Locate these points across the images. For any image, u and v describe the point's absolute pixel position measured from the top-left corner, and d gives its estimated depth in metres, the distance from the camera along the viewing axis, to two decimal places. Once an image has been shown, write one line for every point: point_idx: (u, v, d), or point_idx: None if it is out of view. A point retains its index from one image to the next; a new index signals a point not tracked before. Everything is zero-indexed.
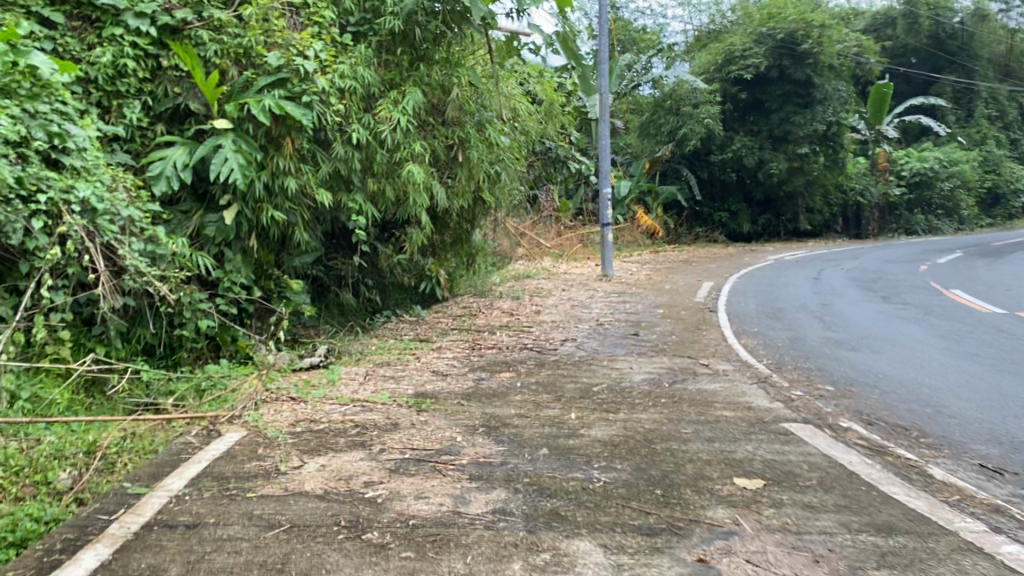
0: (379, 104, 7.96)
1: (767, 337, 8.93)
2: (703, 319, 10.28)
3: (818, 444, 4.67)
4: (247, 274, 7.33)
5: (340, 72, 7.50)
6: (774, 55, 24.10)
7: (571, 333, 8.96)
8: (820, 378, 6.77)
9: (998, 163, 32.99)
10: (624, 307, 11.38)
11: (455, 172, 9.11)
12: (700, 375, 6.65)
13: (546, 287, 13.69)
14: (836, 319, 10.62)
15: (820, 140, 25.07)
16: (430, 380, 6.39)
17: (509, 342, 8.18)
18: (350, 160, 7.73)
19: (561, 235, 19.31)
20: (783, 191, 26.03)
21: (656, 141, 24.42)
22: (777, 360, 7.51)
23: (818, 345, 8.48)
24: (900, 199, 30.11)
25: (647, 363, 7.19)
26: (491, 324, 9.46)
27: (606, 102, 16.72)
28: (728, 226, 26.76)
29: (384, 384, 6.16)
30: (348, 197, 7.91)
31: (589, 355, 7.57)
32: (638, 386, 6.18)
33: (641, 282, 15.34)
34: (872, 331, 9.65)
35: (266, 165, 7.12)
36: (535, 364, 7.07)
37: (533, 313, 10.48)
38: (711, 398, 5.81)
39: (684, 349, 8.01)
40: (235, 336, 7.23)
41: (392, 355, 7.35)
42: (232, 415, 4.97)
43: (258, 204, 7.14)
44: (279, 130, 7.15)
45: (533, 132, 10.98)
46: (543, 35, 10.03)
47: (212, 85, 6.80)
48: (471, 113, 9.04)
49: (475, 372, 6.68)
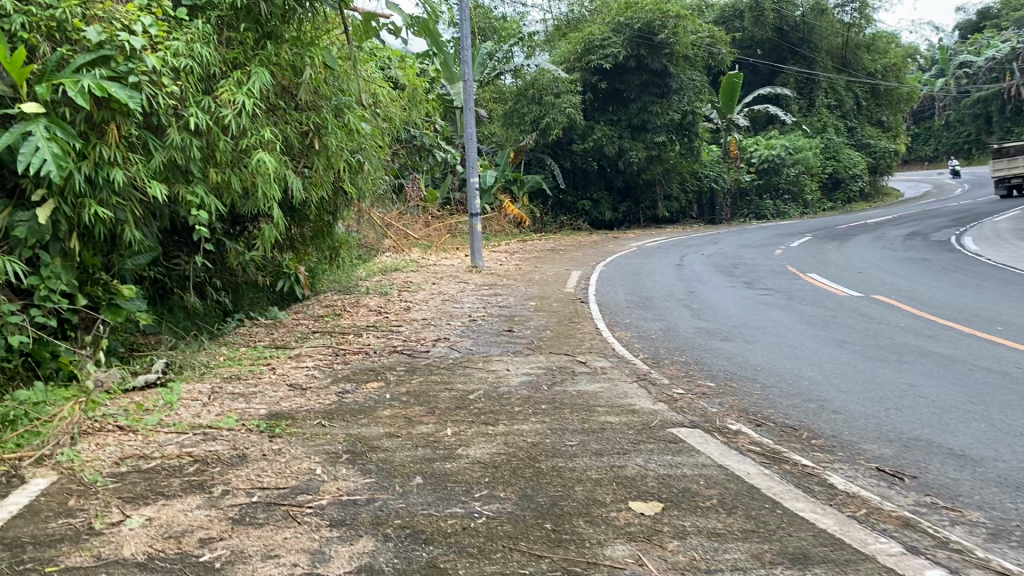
0: (221, 85, 7.16)
1: (642, 328, 8.73)
2: (576, 311, 9.98)
3: (711, 453, 4.32)
4: (69, 280, 6.41)
5: (174, 50, 6.67)
6: (631, 45, 24.26)
7: (442, 332, 8.43)
8: (701, 372, 6.49)
9: (838, 150, 34.82)
10: (495, 301, 10.96)
11: (311, 161, 8.39)
12: (580, 375, 6.26)
13: (414, 281, 13.09)
14: (706, 307, 10.55)
15: (677, 128, 25.57)
16: (285, 395, 5.70)
17: (375, 346, 7.56)
18: (189, 149, 6.91)
19: (428, 225, 18.78)
20: (643, 179, 26.42)
21: (519, 130, 24.11)
22: (655, 355, 7.22)
23: (692, 336, 8.29)
24: (751, 185, 31.22)
25: (524, 364, 6.74)
26: (355, 325, 8.80)
27: (470, 89, 16.22)
28: (592, 214, 26.84)
29: (231, 404, 5.43)
30: (186, 189, 7.07)
31: (463, 357, 7.06)
32: (516, 392, 5.72)
33: (512, 273, 14.98)
34: (742, 319, 9.61)
35: (87, 154, 6.21)
36: (404, 371, 6.50)
37: (401, 311, 9.88)
38: (595, 401, 5.40)
39: (560, 345, 7.63)
40: (55, 352, 6.33)
41: (243, 367, 6.60)
42: (39, 454, 4.17)
43: (79, 200, 6.24)
44: (103, 115, 6.28)
45: (395, 118, 10.35)
46: (403, 15, 9.35)
47: (17, 63, 5.82)
48: (326, 97, 8.34)
49: (339, 384, 6.05)
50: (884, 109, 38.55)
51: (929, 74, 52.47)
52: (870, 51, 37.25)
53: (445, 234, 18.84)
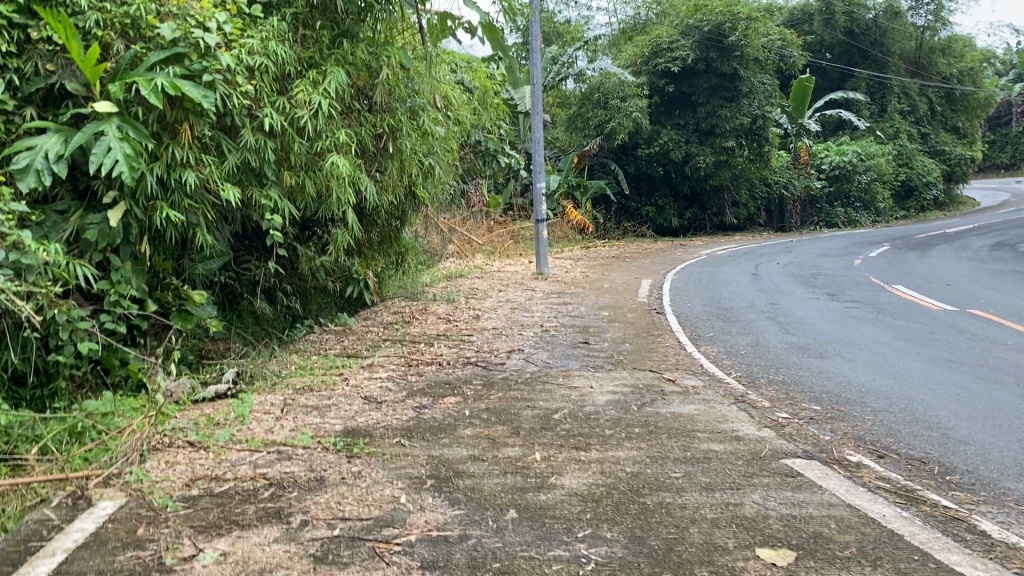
0: (296, 85, 6.91)
1: (728, 343, 8.25)
2: (654, 323, 9.51)
3: (836, 489, 3.86)
4: (139, 285, 6.22)
5: (249, 47, 6.44)
6: (701, 47, 23.63)
7: (515, 344, 8.03)
8: (803, 395, 6.01)
9: (912, 157, 33.51)
10: (567, 310, 10.53)
11: (384, 164, 8.11)
12: (670, 394, 5.81)
13: (480, 288, 12.79)
14: (792, 320, 10.01)
15: (746, 133, 24.85)
16: (360, 410, 5.38)
17: (447, 358, 7.19)
18: (262, 151, 6.69)
19: (491, 231, 18.53)
20: (710, 185, 25.73)
21: (583, 135, 23.69)
22: (748, 373, 6.74)
23: (783, 353, 7.79)
24: (821, 192, 30.28)
25: (607, 380, 6.30)
26: (426, 334, 8.49)
27: (538, 92, 15.77)
28: (656, 220, 26.22)
29: (305, 419, 5.14)
30: (259, 192, 6.83)
31: (541, 371, 6.67)
32: (604, 412, 5.29)
33: (579, 281, 14.54)
34: (833, 334, 9.05)
35: (159, 156, 6.01)
36: (481, 385, 6.12)
37: (471, 320, 9.52)
38: (695, 425, 4.98)
39: (643, 360, 7.18)
40: (125, 359, 6.16)
41: (315, 378, 6.31)
42: (110, 473, 3.93)
43: (151, 202, 6.04)
44: (176, 115, 6.08)
45: (465, 121, 10.03)
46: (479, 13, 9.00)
47: (91, 61, 5.66)
48: (401, 98, 8.05)
49: (415, 398, 5.71)
50: (960, 114, 36.94)
51: (1007, 79, 50.30)
52: (946, 55, 35.80)
53: (508, 240, 18.53)
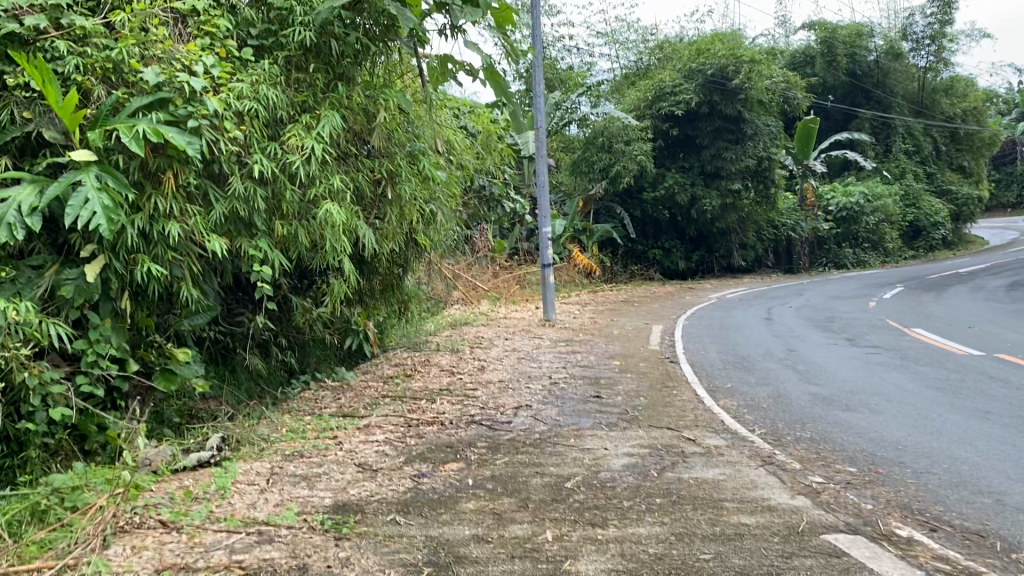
0: (289, 130, 6.58)
1: (748, 395, 7.79)
2: (668, 374, 9.06)
3: (889, 573, 3.40)
4: (119, 343, 5.81)
5: (237, 92, 6.11)
6: (704, 91, 23.49)
7: (522, 399, 7.57)
8: (834, 454, 5.54)
9: (918, 197, 33.24)
10: (576, 360, 10.07)
11: (383, 212, 7.76)
12: (692, 457, 5.35)
13: (485, 336, 12.38)
14: (813, 369, 9.54)
15: (753, 175, 24.63)
16: (354, 479, 4.93)
17: (449, 416, 6.72)
18: (252, 199, 6.33)
19: (496, 276, 18.16)
20: (717, 228, 25.40)
21: (588, 179, 23.41)
22: (774, 430, 6.27)
23: (807, 405, 7.32)
24: (828, 233, 29.93)
25: (621, 440, 5.83)
26: (428, 388, 8.04)
27: (542, 136, 15.48)
28: (664, 264, 25.84)
29: (293, 491, 4.69)
30: (249, 243, 6.47)
31: (550, 430, 6.21)
32: (621, 479, 4.83)
33: (587, 328, 14.09)
34: (857, 383, 8.58)
35: (142, 206, 5.66)
36: (486, 448, 5.67)
37: (476, 372, 9.07)
38: (723, 495, 4.50)
39: (659, 416, 6.72)
40: (102, 424, 5.74)
41: (308, 441, 5.87)
42: (66, 564, 3.51)
43: (132, 256, 5.67)
44: (159, 162, 5.72)
45: (468, 165, 9.70)
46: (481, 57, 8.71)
47: (69, 107, 5.33)
48: (400, 143, 7.70)
49: (413, 464, 5.25)
50: (966, 153, 36.48)
51: (1009, 119, 50.37)
52: (948, 95, 35.91)
53: (514, 284, 18.15)
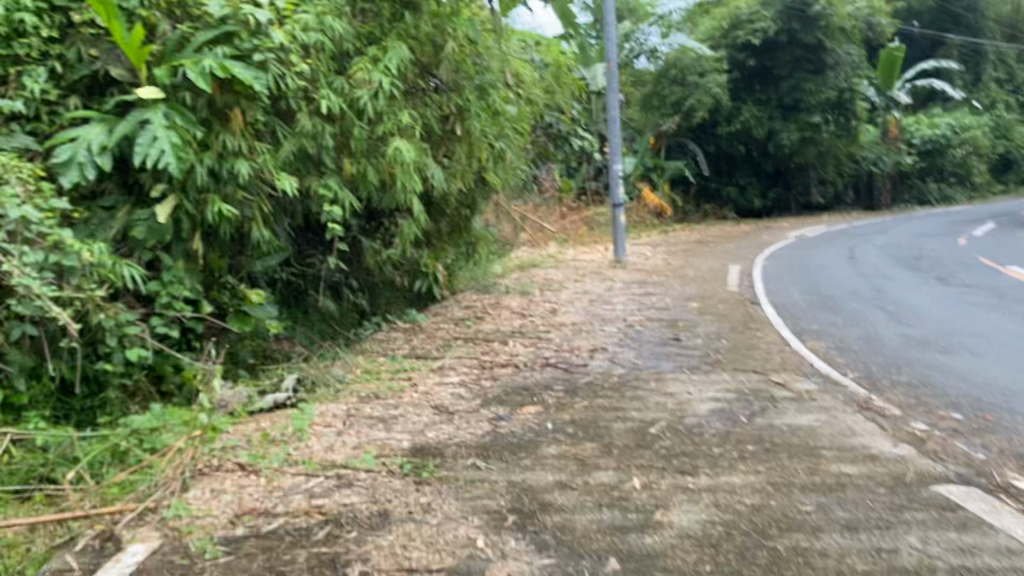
0: (356, 63, 6.35)
1: (836, 337, 7.41)
2: (749, 316, 8.70)
3: (1013, 529, 3.11)
4: (193, 285, 5.76)
5: (303, 23, 5.89)
6: (783, 18, 22.42)
7: (598, 341, 7.33)
8: (937, 400, 5.17)
9: (1009, 129, 31.48)
10: (651, 302, 9.77)
11: (452, 149, 7.52)
12: (782, 403, 5.06)
13: (555, 277, 12.14)
14: (904, 309, 9.05)
15: (833, 107, 23.58)
16: (429, 422, 4.79)
17: (523, 358, 6.54)
18: (321, 136, 6.14)
19: (565, 216, 17.80)
20: (795, 163, 24.45)
21: (660, 114, 22.72)
22: (868, 374, 5.92)
23: (901, 347, 6.91)
24: (912, 168, 28.59)
25: (706, 385, 5.56)
26: (500, 330, 7.87)
27: (614, 69, 14.96)
28: (738, 202, 25.04)
29: (369, 433, 4.58)
30: (319, 182, 6.32)
31: (629, 374, 5.98)
32: (709, 425, 4.59)
33: (661, 269, 13.71)
34: (954, 324, 8.09)
35: (210, 144, 5.53)
36: (564, 391, 5.47)
37: (548, 313, 8.86)
38: (821, 442, 4.23)
39: (743, 360, 6.42)
40: (179, 365, 5.73)
41: (382, 383, 5.76)
42: (145, 507, 3.47)
43: (202, 195, 5.56)
44: (226, 100, 5.57)
45: (537, 100, 9.37)
46: None
47: (135, 43, 5.19)
48: (470, 76, 7.39)
49: (490, 408, 5.08)
50: None
51: None
52: None
53: (583, 225, 17.78)
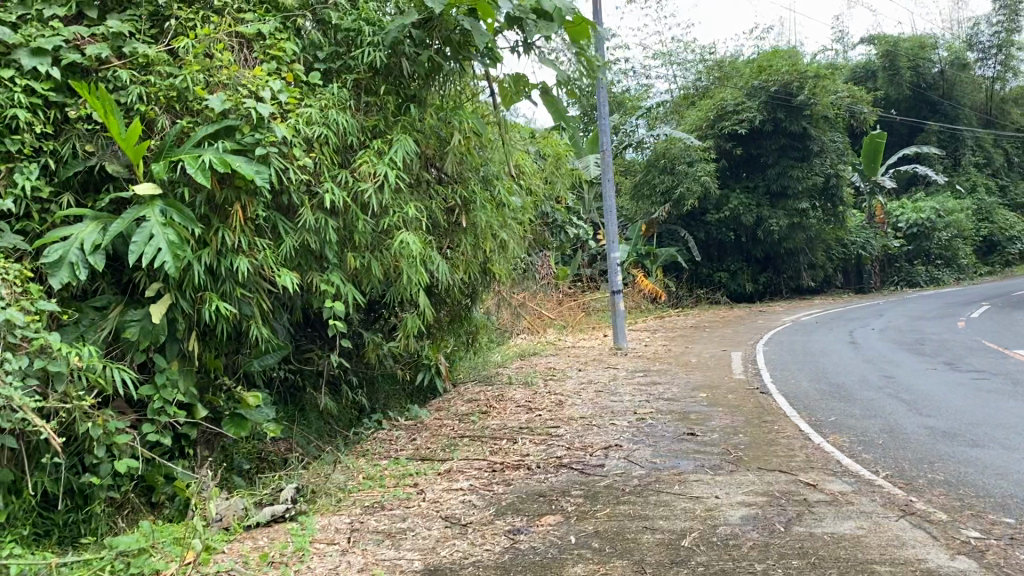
0: (360, 156, 6.20)
1: (857, 430, 7.12)
2: (761, 407, 8.40)
3: None
4: (187, 387, 5.45)
5: (307, 117, 5.76)
6: (768, 108, 22.75)
7: (609, 438, 6.99)
8: (982, 501, 4.86)
9: (991, 212, 31.84)
10: (658, 393, 9.46)
11: (455, 241, 7.34)
12: (818, 508, 4.75)
13: (556, 366, 11.86)
14: (920, 398, 8.79)
15: (821, 194, 23.77)
16: (443, 537, 4.44)
17: (534, 459, 6.20)
18: (324, 231, 5.94)
19: (560, 303, 17.58)
20: (785, 249, 24.46)
21: (650, 202, 22.83)
22: (900, 472, 5.62)
23: (927, 441, 6.62)
24: (899, 251, 28.69)
25: (733, 487, 5.24)
26: (507, 426, 7.53)
27: (608, 158, 14.97)
28: (730, 286, 24.80)
29: (378, 552, 4.23)
30: (321, 277, 6.08)
31: (648, 475, 5.65)
32: (744, 536, 4.27)
33: (662, 356, 13.46)
34: (975, 414, 7.82)
35: (209, 241, 5.31)
36: (582, 496, 5.14)
37: (554, 406, 8.54)
38: (869, 556, 3.92)
39: (766, 457, 6.11)
40: (170, 475, 5.37)
41: (388, 490, 5.41)
42: None
43: (199, 294, 5.31)
44: (225, 194, 5.37)
45: (537, 189, 9.25)
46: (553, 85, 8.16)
47: (132, 139, 5.02)
48: (474, 167, 7.27)
49: (506, 517, 4.73)
50: None
51: None
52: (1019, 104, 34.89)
53: (579, 312, 17.57)
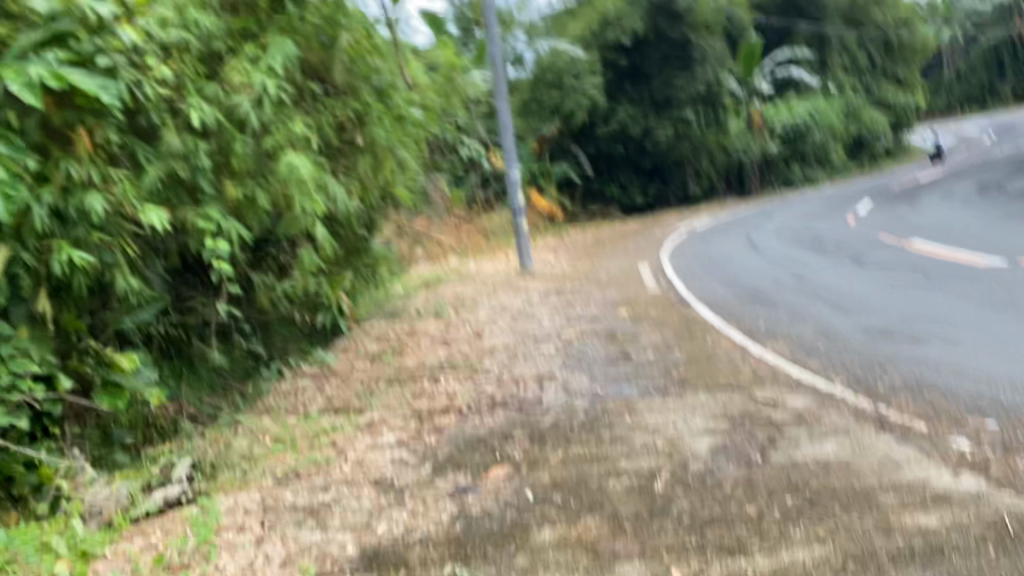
0: (231, 64, 5.23)
1: (794, 336, 6.82)
2: (688, 320, 7.97)
3: None
4: (43, 357, 4.50)
5: (160, 18, 4.73)
6: (649, 16, 22.21)
7: (539, 368, 6.39)
8: (952, 404, 4.57)
9: (861, 109, 32.62)
10: (576, 316, 8.90)
11: (352, 161, 6.47)
12: (788, 429, 4.31)
13: (463, 294, 11.15)
14: (843, 297, 8.59)
15: (704, 100, 23.65)
16: (377, 508, 3.76)
17: (463, 400, 5.52)
18: (195, 157, 5.00)
19: (458, 228, 16.85)
20: (672, 158, 24.35)
21: (539, 116, 22.03)
22: (858, 378, 5.29)
23: (868, 341, 6.37)
24: (780, 153, 29.04)
25: (689, 413, 4.76)
26: (425, 364, 6.86)
27: (499, 70, 14.02)
28: (622, 200, 24.46)
29: (301, 536, 3.52)
30: (196, 212, 5.15)
31: (593, 407, 5.09)
32: (718, 472, 3.78)
33: (570, 274, 12.98)
34: (902, 308, 7.68)
35: (51, 177, 4.29)
36: (528, 439, 4.55)
37: (472, 337, 7.89)
38: (866, 480, 3.53)
39: (712, 375, 5.67)
40: (32, 462, 4.44)
41: (300, 455, 4.66)
42: None
43: (46, 243, 4.32)
44: (67, 118, 4.34)
45: (433, 103, 8.37)
46: None
47: None
48: (366, 76, 6.39)
49: (447, 475, 4.08)
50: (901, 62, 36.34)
51: None
52: None
53: (477, 236, 16.90)
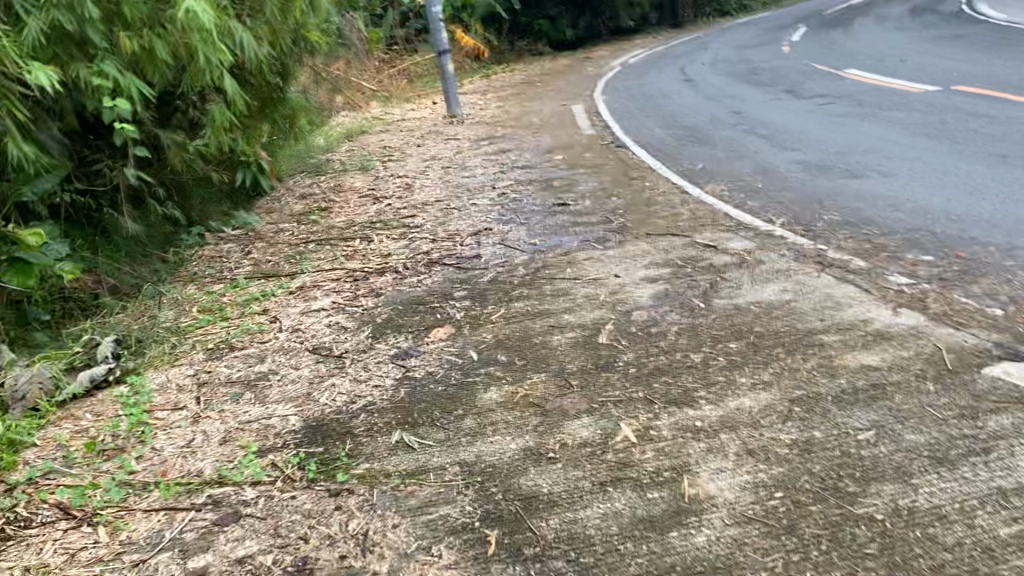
0: None
1: (731, 175, 6.74)
2: (623, 164, 7.82)
3: None
4: None
5: None
6: None
7: (475, 221, 6.22)
8: (888, 239, 4.60)
9: None
10: (508, 164, 8.66)
11: (259, 4, 5.91)
12: (729, 273, 4.28)
13: (391, 144, 10.73)
14: (777, 132, 8.50)
15: None
16: (316, 377, 3.65)
17: (398, 260, 5.36)
18: (80, 5, 4.45)
19: (380, 71, 16.03)
20: None
21: None
22: (795, 217, 5.27)
23: (804, 177, 6.34)
24: None
25: (630, 262, 4.69)
26: (357, 221, 6.64)
27: None
28: (551, 34, 23.37)
29: (241, 412, 3.40)
30: (89, 69, 4.66)
31: (531, 260, 4.99)
32: (661, 322, 3.74)
33: (501, 118, 12.60)
34: (836, 140, 7.64)
35: None
36: (468, 298, 4.44)
37: (403, 191, 7.64)
38: (807, 321, 3.54)
39: (651, 221, 5.59)
40: None
41: (233, 326, 4.49)
42: None
43: None
44: None
45: None
46: None
47: None
48: None
49: (386, 340, 3.97)
50: None
51: None
52: None
53: (401, 80, 16.16)
